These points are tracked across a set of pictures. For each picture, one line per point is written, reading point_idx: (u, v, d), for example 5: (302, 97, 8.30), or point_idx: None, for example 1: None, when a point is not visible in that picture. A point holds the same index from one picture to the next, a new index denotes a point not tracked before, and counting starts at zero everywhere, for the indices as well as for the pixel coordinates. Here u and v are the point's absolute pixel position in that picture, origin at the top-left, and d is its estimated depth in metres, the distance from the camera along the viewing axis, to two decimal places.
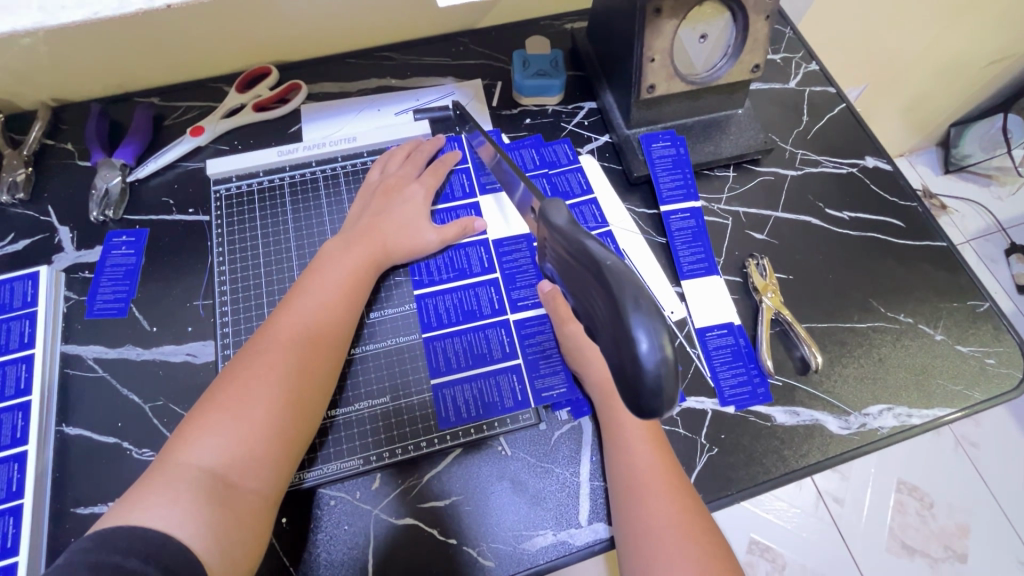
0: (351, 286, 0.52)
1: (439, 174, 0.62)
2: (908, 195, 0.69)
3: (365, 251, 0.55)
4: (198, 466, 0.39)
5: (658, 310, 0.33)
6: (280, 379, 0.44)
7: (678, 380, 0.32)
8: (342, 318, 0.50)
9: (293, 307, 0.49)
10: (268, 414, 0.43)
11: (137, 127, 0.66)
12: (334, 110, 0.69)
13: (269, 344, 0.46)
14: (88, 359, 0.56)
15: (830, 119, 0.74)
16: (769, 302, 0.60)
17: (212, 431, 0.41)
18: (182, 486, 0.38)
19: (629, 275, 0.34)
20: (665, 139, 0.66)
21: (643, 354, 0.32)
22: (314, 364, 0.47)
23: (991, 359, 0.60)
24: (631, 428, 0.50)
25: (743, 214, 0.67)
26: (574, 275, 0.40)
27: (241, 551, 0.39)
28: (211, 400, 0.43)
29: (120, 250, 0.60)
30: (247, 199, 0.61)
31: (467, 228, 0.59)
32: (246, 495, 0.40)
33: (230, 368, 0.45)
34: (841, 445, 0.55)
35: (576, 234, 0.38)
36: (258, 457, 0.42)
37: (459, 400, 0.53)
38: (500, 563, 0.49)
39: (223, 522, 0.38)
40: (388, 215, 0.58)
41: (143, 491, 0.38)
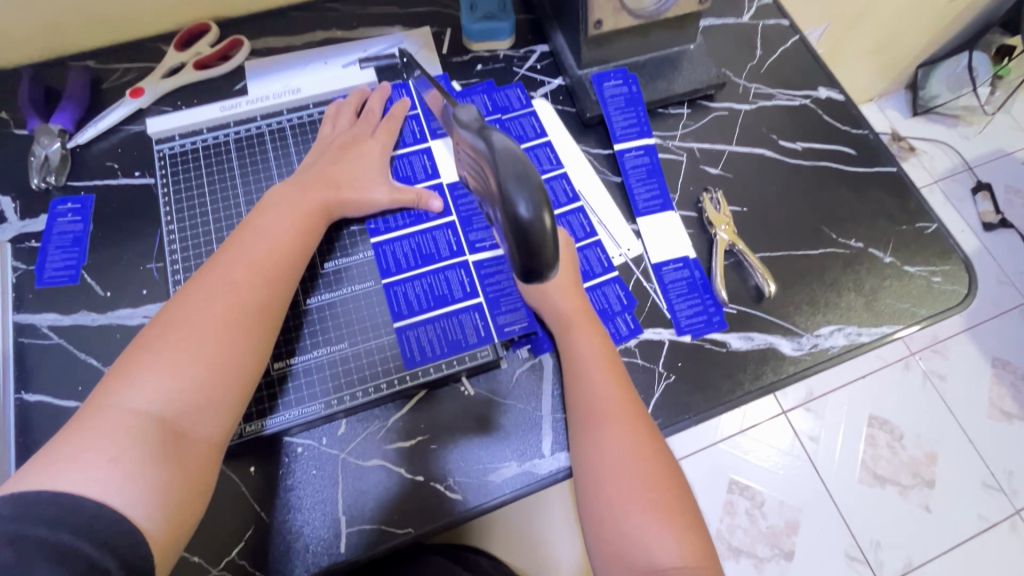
0: (301, 233, 0.51)
1: (393, 129, 0.61)
2: (861, 124, 0.70)
3: (315, 198, 0.53)
4: (143, 412, 0.38)
5: (535, 179, 0.42)
6: (231, 323, 0.44)
7: (553, 234, 0.44)
8: (292, 266, 0.50)
9: (238, 249, 0.48)
10: (218, 358, 0.42)
11: (73, 90, 0.64)
12: (278, 65, 0.68)
13: (216, 289, 0.45)
14: (42, 327, 0.55)
15: (784, 52, 0.74)
16: (723, 234, 0.61)
17: (157, 373, 0.40)
18: (124, 442, 0.37)
19: (511, 153, 0.42)
20: (616, 77, 0.66)
21: (521, 216, 0.42)
22: (266, 310, 0.46)
23: (937, 277, 0.62)
24: (589, 359, 0.50)
25: (697, 150, 0.67)
26: (480, 170, 0.49)
27: (190, 506, 0.39)
28: (151, 340, 0.42)
29: (66, 217, 0.59)
30: (192, 158, 0.60)
31: (422, 200, 0.58)
32: (196, 445, 0.40)
33: (173, 311, 0.43)
34: (793, 366, 0.57)
35: (481, 128, 0.46)
36: (207, 404, 0.41)
37: (423, 340, 0.54)
38: (467, 495, 0.50)
39: (171, 474, 0.38)
40: (340, 165, 0.57)
41: (78, 447, 0.36)
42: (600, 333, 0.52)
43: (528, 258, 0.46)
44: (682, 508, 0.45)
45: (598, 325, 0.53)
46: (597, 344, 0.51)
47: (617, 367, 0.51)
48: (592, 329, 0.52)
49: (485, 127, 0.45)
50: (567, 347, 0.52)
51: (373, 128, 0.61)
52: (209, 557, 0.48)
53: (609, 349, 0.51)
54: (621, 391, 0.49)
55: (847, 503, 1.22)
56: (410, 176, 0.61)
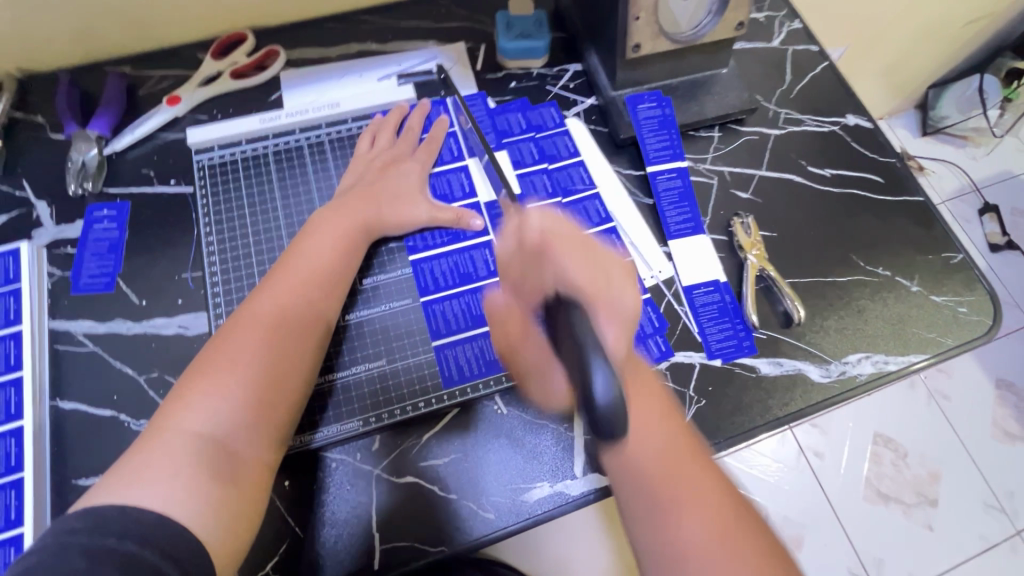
0: (341, 255, 0.53)
1: (432, 150, 0.62)
2: (887, 151, 0.70)
3: (355, 220, 0.55)
4: (199, 433, 0.40)
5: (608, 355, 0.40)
6: (277, 345, 0.46)
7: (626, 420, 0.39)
8: (334, 288, 0.51)
9: (282, 275, 0.50)
10: (265, 380, 0.44)
11: (110, 96, 0.64)
12: (314, 77, 0.68)
13: (264, 312, 0.47)
14: (77, 334, 0.55)
15: (812, 78, 0.74)
16: (754, 259, 0.62)
17: (209, 396, 0.42)
18: (183, 459, 0.39)
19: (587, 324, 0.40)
20: (651, 99, 0.66)
21: (595, 385, 0.38)
22: (309, 333, 0.48)
23: (963, 308, 0.63)
24: (652, 459, 0.43)
25: (728, 174, 0.68)
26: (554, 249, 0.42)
27: (243, 521, 0.40)
28: (207, 363, 0.44)
29: (102, 224, 0.59)
30: (230, 168, 0.60)
31: (462, 220, 0.58)
32: (247, 462, 0.42)
33: (225, 335, 0.46)
34: (822, 393, 0.58)
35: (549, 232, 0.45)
36: (256, 424, 0.43)
37: (460, 359, 0.54)
38: (500, 515, 0.51)
39: (226, 488, 0.39)
40: (381, 186, 0.58)
41: (142, 464, 0.38)
42: (669, 419, 0.45)
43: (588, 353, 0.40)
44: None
45: (668, 409, 0.46)
46: (664, 438, 0.44)
47: (691, 454, 0.45)
48: (655, 423, 0.44)
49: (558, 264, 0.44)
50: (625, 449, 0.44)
51: (413, 148, 0.62)
52: (244, 570, 0.48)
53: (676, 439, 0.45)
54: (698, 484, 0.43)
55: (851, 520, 1.23)
56: (448, 194, 0.61)
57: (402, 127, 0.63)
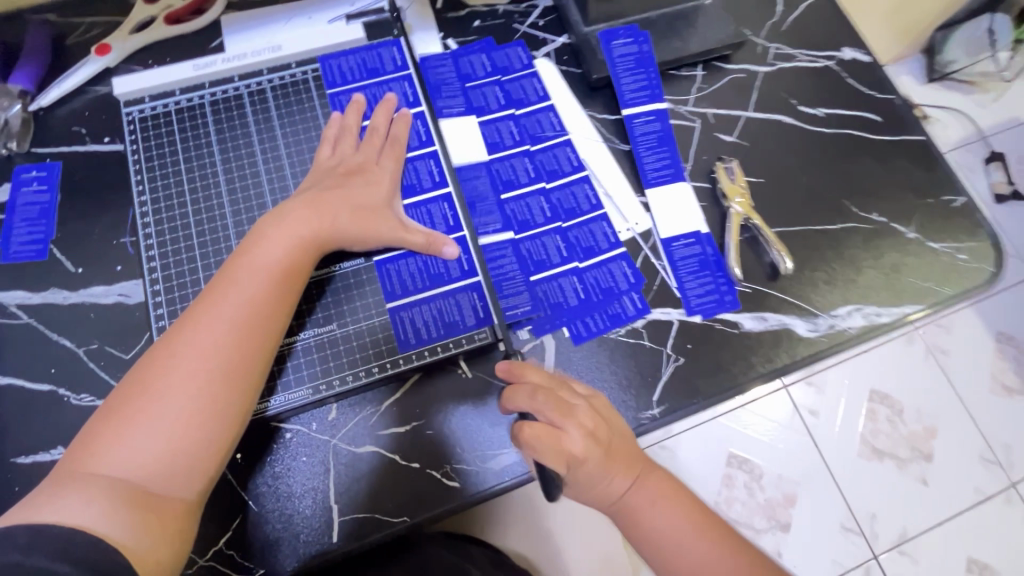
0: (287, 268, 0.46)
1: (398, 155, 0.54)
2: (886, 88, 0.65)
3: (308, 225, 0.48)
4: (116, 472, 0.37)
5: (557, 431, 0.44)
6: (205, 378, 0.41)
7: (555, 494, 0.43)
8: (279, 308, 0.45)
9: (216, 293, 0.44)
10: (188, 419, 0.40)
11: (33, 47, 0.58)
12: (258, 20, 0.61)
13: (200, 333, 0.42)
14: (10, 306, 0.51)
15: (806, 9, 0.68)
16: (738, 208, 0.57)
17: (129, 431, 0.38)
18: (101, 491, 0.36)
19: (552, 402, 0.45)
20: (626, 35, 0.61)
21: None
22: (244, 363, 0.42)
23: (962, 255, 0.58)
24: (664, 530, 0.45)
25: (712, 116, 0.62)
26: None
27: (165, 559, 0.37)
28: (136, 387, 0.40)
29: (31, 186, 0.55)
30: (164, 121, 0.55)
31: (435, 247, 0.51)
32: (172, 500, 0.38)
33: (155, 354, 0.41)
34: (809, 348, 0.54)
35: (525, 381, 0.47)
36: (179, 463, 0.39)
37: (418, 321, 0.51)
38: (466, 481, 0.49)
39: (146, 525, 0.36)
40: (343, 189, 0.51)
41: (56, 494, 0.35)
42: (689, 504, 0.46)
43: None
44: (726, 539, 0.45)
45: (673, 491, 0.47)
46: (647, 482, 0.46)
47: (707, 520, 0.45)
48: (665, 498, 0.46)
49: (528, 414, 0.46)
50: (638, 528, 0.45)
51: (378, 150, 0.54)
52: (195, 547, 0.46)
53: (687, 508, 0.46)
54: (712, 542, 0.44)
55: None
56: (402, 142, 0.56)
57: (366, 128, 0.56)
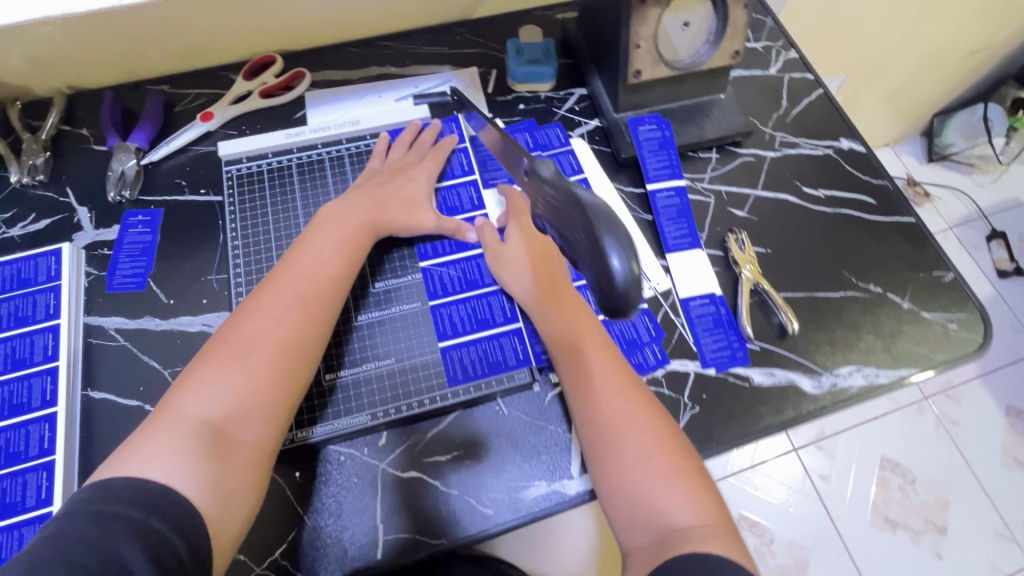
0: (346, 249, 0.55)
1: (440, 158, 0.65)
2: (880, 174, 0.73)
3: (360, 219, 0.57)
4: (200, 417, 0.44)
5: (626, 236, 0.44)
6: (275, 339, 0.48)
7: (640, 288, 0.44)
8: (335, 284, 0.53)
9: (280, 274, 0.52)
10: (260, 373, 0.46)
11: (150, 112, 0.69)
12: (338, 97, 0.73)
13: (267, 303, 0.49)
14: (109, 329, 0.59)
15: (808, 104, 0.78)
16: (749, 274, 0.65)
17: (211, 383, 0.45)
18: (183, 436, 0.42)
19: (606, 214, 0.45)
20: (651, 122, 0.70)
21: (614, 267, 0.43)
22: (307, 330, 0.49)
23: (953, 324, 0.65)
24: (595, 367, 0.50)
25: (725, 193, 0.71)
26: (568, 220, 0.49)
27: (237, 503, 0.43)
28: (214, 350, 0.47)
29: (136, 228, 0.64)
30: (257, 179, 0.65)
31: (461, 231, 0.61)
32: (243, 446, 0.44)
33: (231, 322, 0.49)
34: (814, 403, 0.60)
35: (568, 188, 0.48)
36: (253, 411, 0.45)
37: (466, 360, 0.57)
38: (498, 510, 0.53)
39: (219, 469, 0.42)
40: (386, 192, 0.60)
41: (149, 439, 0.42)
42: (640, 402, 0.48)
43: (604, 305, 0.46)
44: (681, 456, 0.46)
45: (619, 362, 0.51)
46: (608, 367, 0.50)
47: (665, 425, 0.48)
48: (621, 394, 0.49)
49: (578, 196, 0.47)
50: (588, 409, 0.49)
51: (422, 156, 0.65)
52: (253, 556, 0.51)
53: (639, 406, 0.48)
54: (646, 420, 0.48)
55: (858, 548, 1.21)
56: (457, 206, 0.65)
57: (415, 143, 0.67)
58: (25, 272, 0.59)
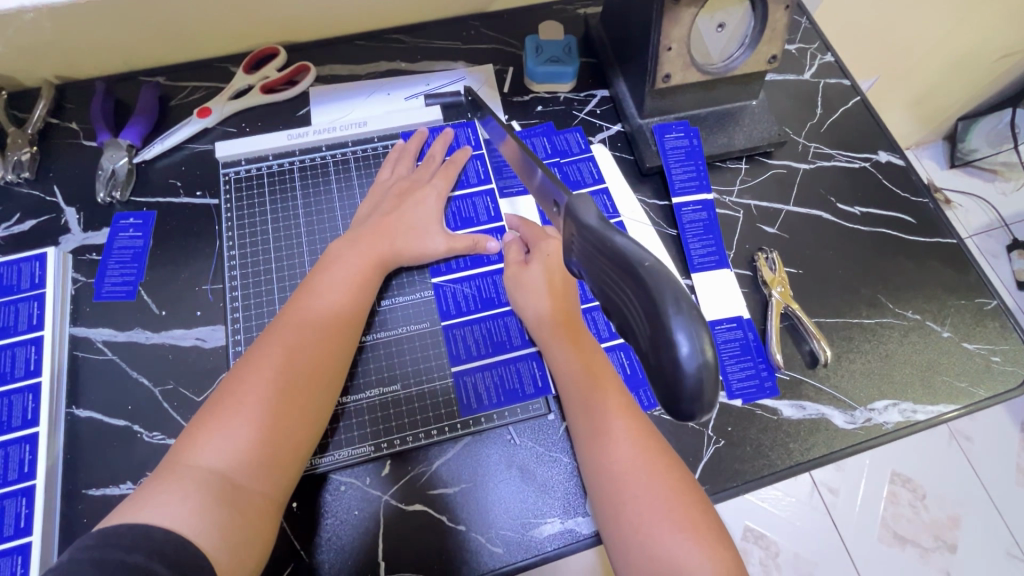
0: (360, 283, 0.52)
1: (450, 175, 0.60)
2: (919, 191, 0.69)
3: (373, 251, 0.54)
4: (213, 465, 0.40)
5: (699, 310, 0.29)
6: (290, 380, 0.45)
7: (720, 381, 0.29)
8: (349, 323, 0.50)
9: (293, 312, 0.48)
10: (277, 417, 0.43)
11: (143, 106, 0.65)
12: (344, 94, 0.68)
13: (280, 342, 0.46)
14: (97, 342, 0.55)
15: (843, 112, 0.73)
16: (779, 296, 0.61)
17: (224, 428, 0.41)
18: (193, 484, 0.39)
19: (668, 275, 0.30)
20: (678, 130, 0.66)
21: (682, 356, 0.28)
22: (323, 373, 0.47)
23: (996, 357, 0.60)
24: (604, 407, 0.47)
25: (754, 208, 0.66)
26: (615, 281, 0.33)
27: (248, 560, 0.39)
28: (224, 390, 0.44)
29: (127, 232, 0.60)
30: (257, 182, 0.61)
31: (478, 245, 0.57)
32: (255, 495, 0.41)
33: (241, 361, 0.46)
34: (846, 440, 0.56)
35: (608, 235, 0.34)
36: (269, 459, 0.42)
37: (479, 387, 0.54)
38: (508, 549, 0.49)
39: (231, 522, 0.39)
40: (396, 217, 0.56)
41: (154, 489, 0.38)
42: (652, 447, 0.45)
43: (665, 405, 0.31)
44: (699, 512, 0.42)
45: (630, 402, 0.48)
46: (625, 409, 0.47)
47: (679, 471, 0.44)
48: (632, 436, 0.45)
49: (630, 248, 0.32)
50: (599, 453, 0.46)
51: (431, 174, 0.61)
52: None
53: (651, 451, 0.45)
54: (660, 468, 0.44)
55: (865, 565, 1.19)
56: (472, 218, 0.60)
57: (424, 153, 0.63)
58: (7, 278, 0.55)
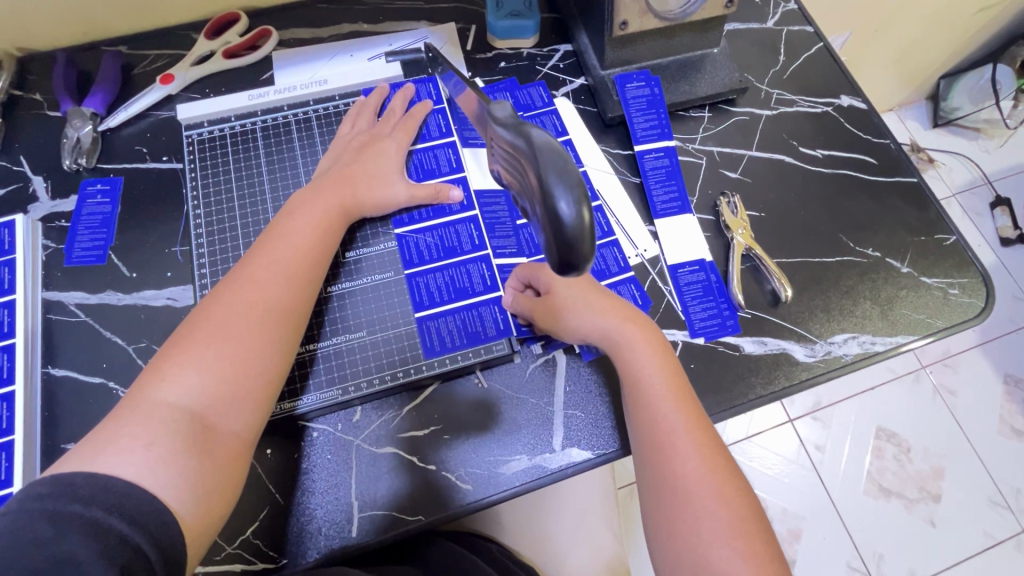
0: (323, 232, 0.53)
1: (410, 128, 0.61)
2: (882, 132, 0.69)
3: (334, 200, 0.54)
4: (174, 404, 0.41)
5: (580, 176, 0.33)
6: (254, 322, 0.46)
7: (595, 238, 0.33)
8: (313, 267, 0.51)
9: (256, 259, 0.49)
10: (243, 356, 0.45)
11: (106, 75, 0.65)
12: (306, 56, 0.68)
13: (244, 289, 0.47)
14: (69, 305, 0.56)
15: (807, 59, 0.73)
16: (740, 239, 0.62)
17: (184, 368, 0.43)
18: (158, 428, 0.40)
19: (555, 147, 0.33)
20: (639, 79, 0.66)
21: (563, 214, 0.32)
22: (289, 315, 0.48)
23: (954, 290, 0.62)
24: (651, 377, 0.49)
25: (717, 154, 0.67)
26: (520, 168, 0.37)
27: (217, 500, 0.41)
28: (187, 336, 0.45)
29: (95, 199, 0.60)
30: (220, 144, 0.62)
31: (441, 194, 0.58)
32: (224, 435, 0.43)
33: (205, 307, 0.47)
34: (806, 372, 0.57)
35: (519, 125, 0.37)
36: (234, 399, 0.44)
37: (444, 331, 0.55)
38: (477, 486, 0.51)
39: (199, 462, 0.40)
40: (357, 167, 0.57)
41: (119, 431, 0.39)
42: (715, 458, 0.45)
43: (557, 269, 0.35)
44: (758, 529, 0.43)
45: (698, 411, 0.48)
46: (685, 414, 0.47)
47: (721, 454, 0.46)
48: (695, 444, 0.46)
49: (524, 122, 0.36)
50: (658, 454, 0.46)
51: (392, 127, 0.61)
52: (225, 535, 0.49)
53: (714, 461, 0.45)
54: (719, 480, 0.44)
55: (851, 517, 1.21)
56: (434, 169, 0.61)
57: (385, 109, 0.63)
58: None
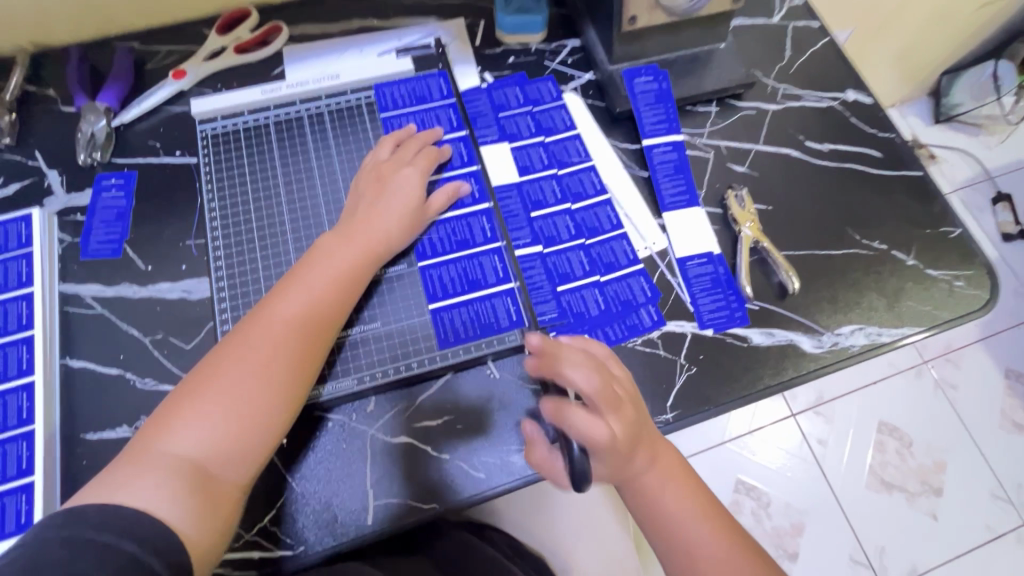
0: (338, 274, 0.52)
1: (433, 156, 0.61)
2: (887, 127, 0.70)
3: (349, 241, 0.54)
4: (181, 452, 0.42)
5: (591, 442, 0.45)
6: (264, 373, 0.46)
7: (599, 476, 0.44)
8: (325, 313, 0.50)
9: (271, 302, 0.49)
10: (250, 405, 0.44)
11: (119, 70, 0.66)
12: (316, 52, 0.69)
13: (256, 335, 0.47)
14: (86, 298, 0.57)
15: (813, 54, 0.74)
16: (748, 232, 0.62)
17: (194, 414, 0.43)
18: (162, 471, 0.41)
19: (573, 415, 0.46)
20: (647, 73, 0.66)
21: (574, 454, 0.45)
22: (299, 357, 0.48)
23: (959, 282, 0.62)
24: (667, 507, 0.49)
25: (724, 148, 0.68)
26: None
27: (213, 541, 0.41)
28: (201, 380, 0.45)
29: (110, 192, 0.61)
30: (234, 138, 0.62)
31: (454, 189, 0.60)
32: (225, 483, 0.43)
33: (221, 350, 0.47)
34: (813, 363, 0.58)
35: None
36: (239, 451, 0.44)
37: (457, 323, 0.56)
38: (491, 474, 0.52)
39: (199, 508, 0.41)
40: (376, 200, 0.56)
41: (127, 471, 0.40)
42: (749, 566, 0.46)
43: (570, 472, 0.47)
44: None
45: (720, 521, 0.49)
46: (708, 532, 0.48)
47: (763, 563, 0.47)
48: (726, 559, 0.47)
49: None
50: None
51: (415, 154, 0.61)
52: (244, 523, 0.50)
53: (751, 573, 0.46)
54: None
55: (854, 511, 1.22)
56: (446, 162, 0.63)
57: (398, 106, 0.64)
58: None
